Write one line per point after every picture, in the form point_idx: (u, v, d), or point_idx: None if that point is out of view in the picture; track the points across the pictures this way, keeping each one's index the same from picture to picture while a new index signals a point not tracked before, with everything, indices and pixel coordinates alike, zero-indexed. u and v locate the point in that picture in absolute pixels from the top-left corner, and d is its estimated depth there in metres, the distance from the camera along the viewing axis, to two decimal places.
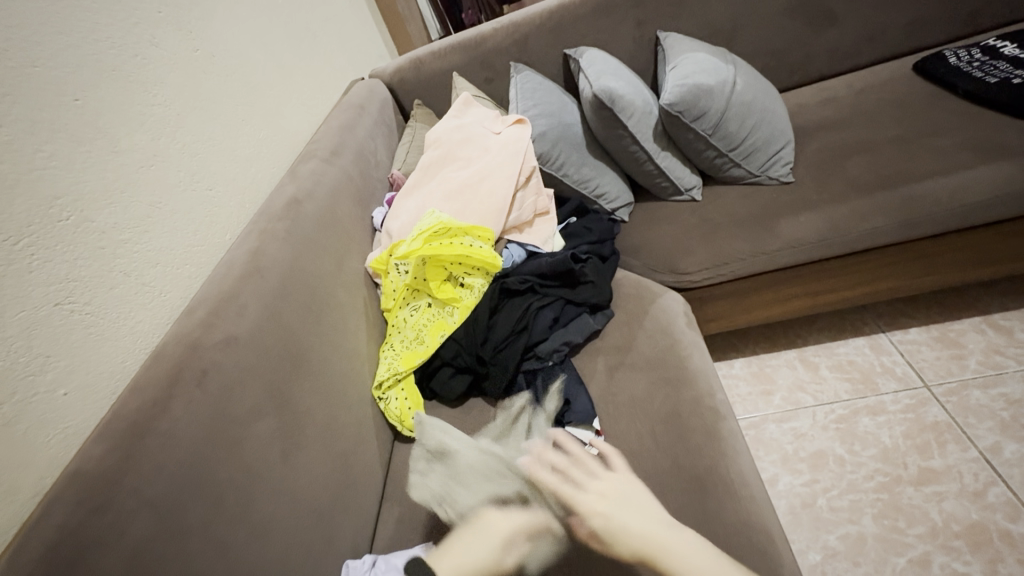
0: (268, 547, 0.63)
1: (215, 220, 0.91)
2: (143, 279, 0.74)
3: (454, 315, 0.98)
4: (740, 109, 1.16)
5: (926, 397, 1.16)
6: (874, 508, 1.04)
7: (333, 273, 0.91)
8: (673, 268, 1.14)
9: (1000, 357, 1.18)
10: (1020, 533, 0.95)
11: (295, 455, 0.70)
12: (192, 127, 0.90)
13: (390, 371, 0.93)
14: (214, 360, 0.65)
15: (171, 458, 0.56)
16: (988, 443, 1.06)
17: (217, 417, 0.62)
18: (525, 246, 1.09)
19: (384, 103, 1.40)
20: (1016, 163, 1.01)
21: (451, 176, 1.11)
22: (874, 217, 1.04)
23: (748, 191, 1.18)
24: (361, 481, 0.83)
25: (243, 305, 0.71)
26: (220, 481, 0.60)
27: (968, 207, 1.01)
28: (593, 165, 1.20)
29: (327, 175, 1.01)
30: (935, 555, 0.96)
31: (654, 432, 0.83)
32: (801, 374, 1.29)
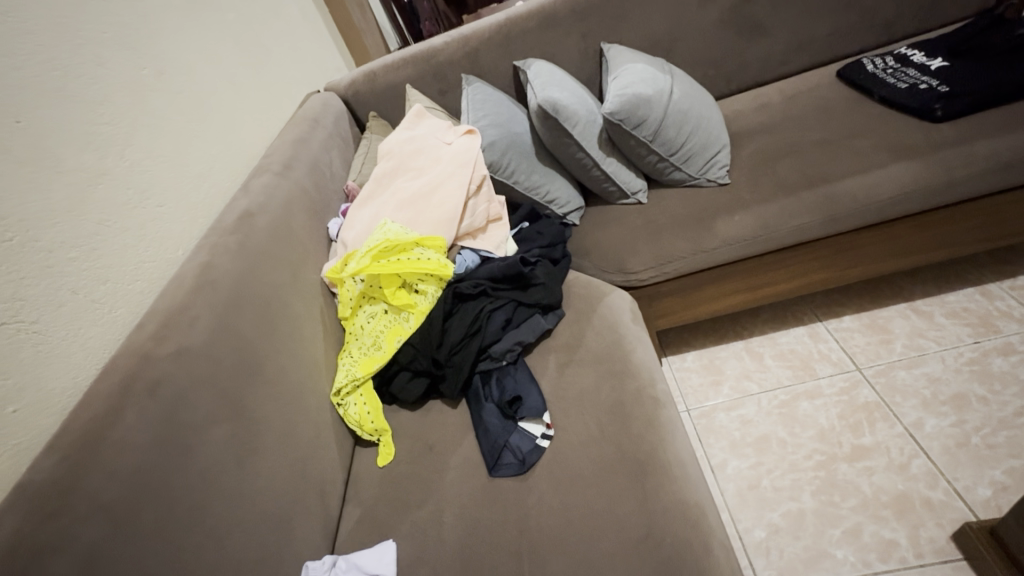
0: (223, 553, 0.65)
1: (167, 236, 0.92)
2: (93, 296, 0.75)
3: (410, 321, 1.01)
4: (677, 116, 1.24)
5: (857, 379, 1.25)
6: (813, 485, 1.12)
7: (289, 284, 0.93)
8: (621, 268, 1.20)
9: (922, 339, 1.28)
10: (939, 499, 1.03)
11: (251, 460, 0.72)
12: (142, 144, 0.92)
13: (348, 377, 0.95)
14: (167, 371, 0.67)
15: (125, 464, 0.59)
16: (911, 418, 1.15)
17: (169, 425, 0.64)
18: (478, 252, 1.13)
19: (338, 116, 1.42)
20: (921, 162, 1.10)
21: (405, 185, 1.15)
22: (800, 215, 1.13)
23: (688, 193, 1.26)
24: (320, 487, 0.85)
25: (196, 317, 0.73)
26: (175, 488, 0.62)
27: (882, 202, 1.10)
28: (543, 172, 1.25)
29: (280, 188, 1.03)
30: (865, 524, 1.04)
31: (600, 423, 0.88)
32: (747, 363, 1.37)
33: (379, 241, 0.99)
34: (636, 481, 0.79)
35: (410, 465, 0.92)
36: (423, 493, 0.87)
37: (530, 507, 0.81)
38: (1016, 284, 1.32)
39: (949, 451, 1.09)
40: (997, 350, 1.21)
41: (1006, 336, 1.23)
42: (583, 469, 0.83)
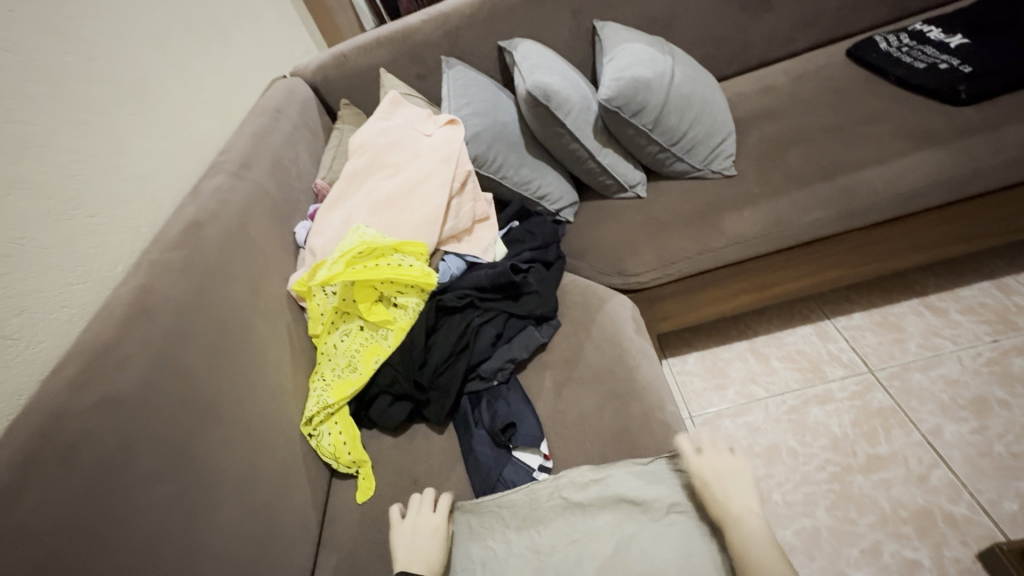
0: None
1: (102, 252, 0.79)
2: (5, 332, 0.63)
3: (388, 339, 0.90)
4: (679, 102, 1.13)
5: (870, 382, 1.18)
6: (827, 499, 1.04)
7: (248, 304, 0.81)
8: (621, 270, 1.10)
9: (937, 338, 1.20)
10: (962, 514, 0.97)
11: (203, 521, 0.63)
12: (66, 145, 0.78)
13: (319, 405, 0.85)
14: (87, 429, 0.56)
15: (29, 554, 0.49)
16: (930, 425, 1.08)
17: (89, 498, 0.54)
18: (464, 257, 1.02)
19: (306, 104, 1.28)
20: (945, 150, 1.01)
21: (380, 184, 1.03)
22: (815, 209, 1.04)
23: (691, 186, 1.15)
24: (291, 535, 0.75)
25: (127, 356, 0.62)
26: (100, 571, 0.52)
27: (903, 196, 1.01)
28: (533, 165, 1.14)
29: (236, 191, 0.90)
30: (885, 543, 0.97)
31: (604, 453, 0.79)
32: (752, 366, 1.29)
33: (352, 244, 0.87)
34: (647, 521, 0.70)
35: (393, 502, 0.83)
36: None
37: None
38: None
39: (970, 460, 1.02)
40: (1017, 350, 1.14)
41: None
42: None
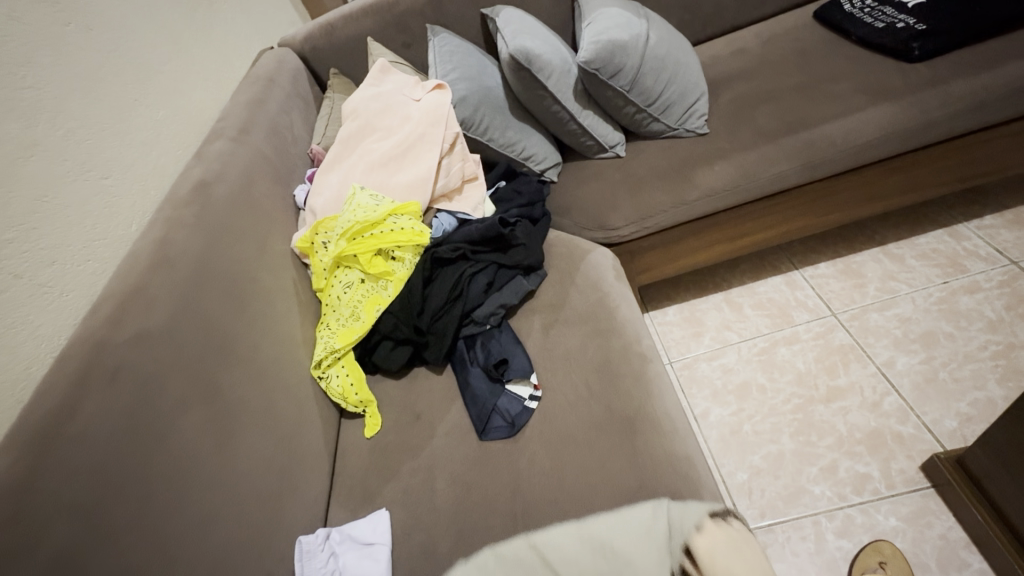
0: (209, 536, 0.64)
1: (116, 212, 0.85)
2: (39, 280, 0.70)
3: (388, 289, 0.98)
4: (654, 63, 1.19)
5: (833, 324, 1.28)
6: (792, 427, 1.15)
7: (256, 257, 0.88)
8: (602, 225, 1.18)
9: (894, 282, 1.31)
10: (909, 433, 1.08)
11: (232, 443, 0.71)
12: (75, 111, 0.83)
13: (327, 350, 0.93)
14: (127, 357, 0.63)
15: (89, 457, 0.55)
16: (884, 358, 1.19)
17: (136, 414, 0.61)
18: (455, 214, 1.09)
19: (296, 74, 1.32)
20: (898, 104, 1.10)
21: (373, 147, 1.09)
22: (780, 162, 1.12)
23: (667, 144, 1.23)
24: (307, 462, 0.83)
25: (155, 297, 0.69)
26: (149, 477, 0.60)
27: (859, 147, 1.10)
28: (517, 127, 1.20)
29: (237, 154, 0.96)
30: (841, 461, 1.08)
31: (588, 382, 0.88)
32: (727, 314, 1.38)
33: (350, 222, 0.95)
34: (625, 436, 0.80)
35: (398, 433, 0.91)
36: (413, 461, 0.87)
37: (521, 468, 0.81)
38: (982, 225, 1.35)
39: (918, 387, 1.14)
40: (964, 289, 1.25)
41: (972, 276, 1.27)
42: (573, 426, 0.83)
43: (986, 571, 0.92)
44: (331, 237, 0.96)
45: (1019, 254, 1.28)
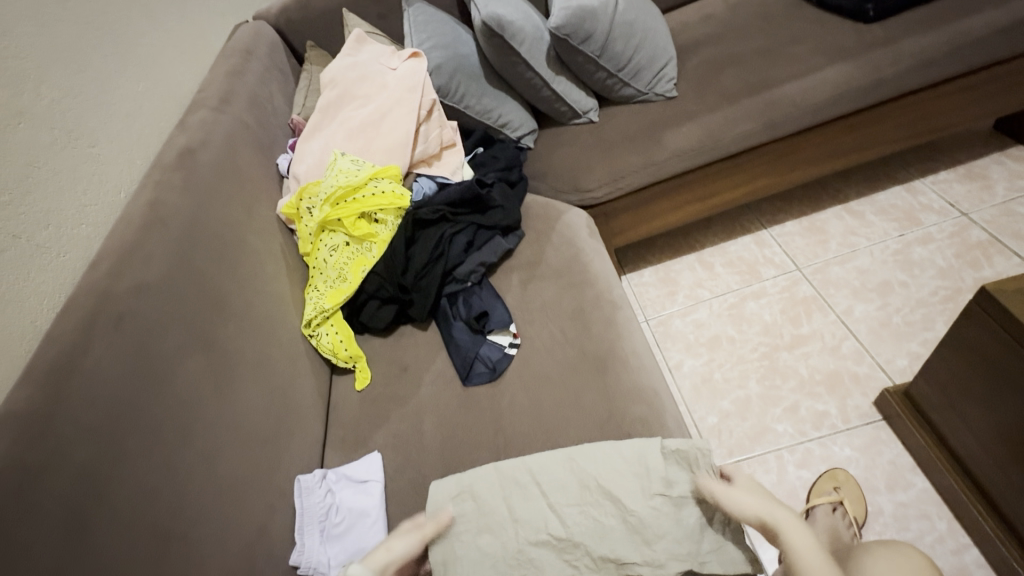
0: (215, 468, 0.69)
1: (104, 179, 0.88)
2: (37, 241, 0.73)
3: (373, 251, 1.01)
4: (624, 29, 1.23)
5: (797, 277, 1.36)
6: (758, 374, 1.23)
7: (243, 220, 0.92)
8: (577, 187, 1.23)
9: (854, 236, 1.38)
10: (864, 373, 1.17)
11: (231, 388, 0.75)
12: (58, 81, 0.85)
13: (317, 309, 0.97)
14: (129, 305, 0.67)
15: (101, 391, 0.60)
16: (843, 307, 1.27)
17: (141, 356, 0.65)
18: (435, 179, 1.13)
19: (273, 47, 1.33)
20: (853, 63, 1.16)
21: (353, 115, 1.12)
22: (743, 122, 1.17)
23: (638, 108, 1.27)
24: (302, 411, 0.89)
25: (150, 252, 0.73)
26: (158, 412, 0.65)
27: (817, 104, 1.16)
28: (493, 95, 1.23)
29: (219, 123, 0.98)
30: (802, 401, 1.16)
31: (564, 329, 0.94)
32: (699, 273, 1.45)
33: (333, 186, 0.99)
34: (598, 375, 0.87)
35: (387, 385, 0.97)
36: (402, 408, 0.93)
37: (503, 409, 0.88)
38: (937, 180, 1.43)
39: (874, 331, 1.22)
40: (918, 240, 1.33)
41: (926, 228, 1.35)
42: (550, 370, 0.90)
43: (929, 490, 1.01)
44: (315, 201, 1.00)
45: (969, 206, 1.36)
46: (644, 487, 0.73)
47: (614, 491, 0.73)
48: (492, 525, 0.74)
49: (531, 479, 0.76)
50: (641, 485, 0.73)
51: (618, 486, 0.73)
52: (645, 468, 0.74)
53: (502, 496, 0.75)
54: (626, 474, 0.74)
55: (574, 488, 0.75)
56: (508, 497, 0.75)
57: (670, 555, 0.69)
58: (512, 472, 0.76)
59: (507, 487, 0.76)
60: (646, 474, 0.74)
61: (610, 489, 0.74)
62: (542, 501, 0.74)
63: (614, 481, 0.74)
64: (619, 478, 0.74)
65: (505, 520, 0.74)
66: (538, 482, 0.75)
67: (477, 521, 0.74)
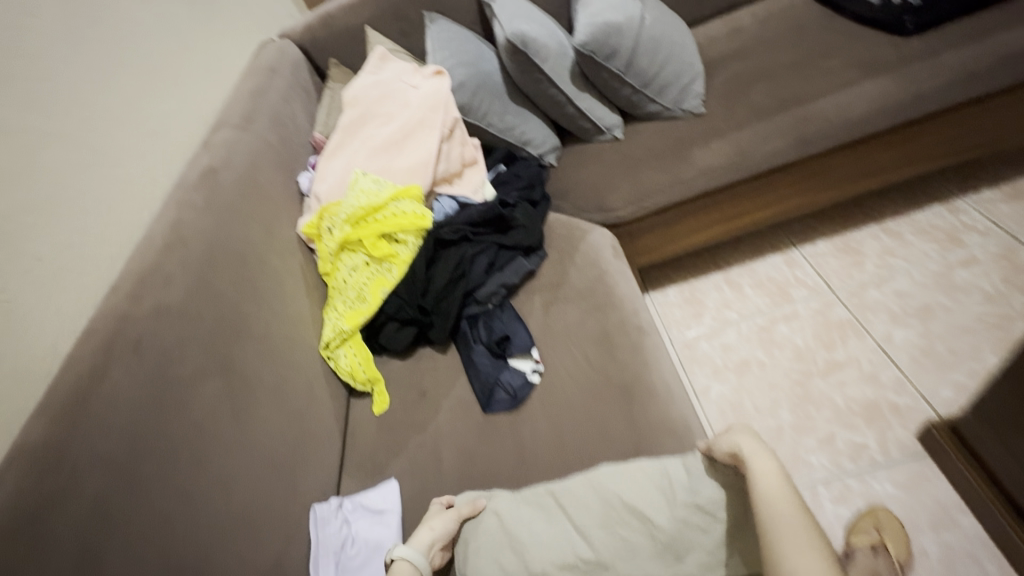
0: (231, 496, 0.67)
1: (129, 199, 0.88)
2: (60, 263, 0.73)
3: (392, 271, 0.99)
4: (650, 44, 1.20)
5: (831, 300, 1.30)
6: (791, 401, 1.17)
7: (263, 240, 0.91)
8: (601, 206, 1.20)
9: (891, 258, 1.32)
10: (905, 403, 1.10)
11: (249, 412, 0.74)
12: (86, 101, 0.86)
13: (335, 331, 0.96)
14: (148, 328, 0.65)
15: (117, 419, 0.58)
16: (881, 332, 1.21)
17: (158, 380, 0.64)
18: (456, 198, 1.11)
19: (297, 65, 1.34)
20: (891, 78, 1.11)
21: (375, 133, 1.11)
22: (775, 139, 1.13)
23: (664, 125, 1.24)
24: (319, 436, 0.87)
25: (170, 274, 0.72)
26: (174, 439, 0.63)
27: (854, 121, 1.12)
28: (516, 112, 1.22)
29: (242, 142, 0.98)
30: (839, 432, 1.10)
31: (588, 356, 0.90)
32: (726, 293, 1.40)
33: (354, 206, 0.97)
34: (625, 406, 0.83)
35: (405, 410, 0.94)
36: (420, 434, 0.90)
37: (525, 439, 0.84)
38: (980, 199, 1.36)
39: (915, 359, 1.15)
40: (962, 263, 1.27)
41: (970, 249, 1.28)
42: (574, 399, 0.86)
43: (980, 533, 0.94)
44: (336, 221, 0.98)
45: (1016, 227, 1.29)
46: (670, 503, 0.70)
47: (639, 511, 0.70)
48: (513, 546, 0.71)
49: (553, 503, 0.73)
50: (668, 502, 0.70)
51: (643, 504, 0.70)
52: (670, 483, 0.71)
53: (523, 518, 0.73)
54: (652, 492, 0.70)
55: (597, 510, 0.71)
56: (529, 518, 0.72)
57: (700, 567, 0.67)
58: (536, 497, 0.74)
59: (528, 511, 0.73)
60: (672, 492, 0.70)
61: (638, 508, 0.70)
62: (566, 525, 0.71)
63: (640, 498, 0.70)
64: (644, 495, 0.70)
65: (527, 542, 0.71)
66: (560, 504, 0.73)
67: (497, 546, 0.71)
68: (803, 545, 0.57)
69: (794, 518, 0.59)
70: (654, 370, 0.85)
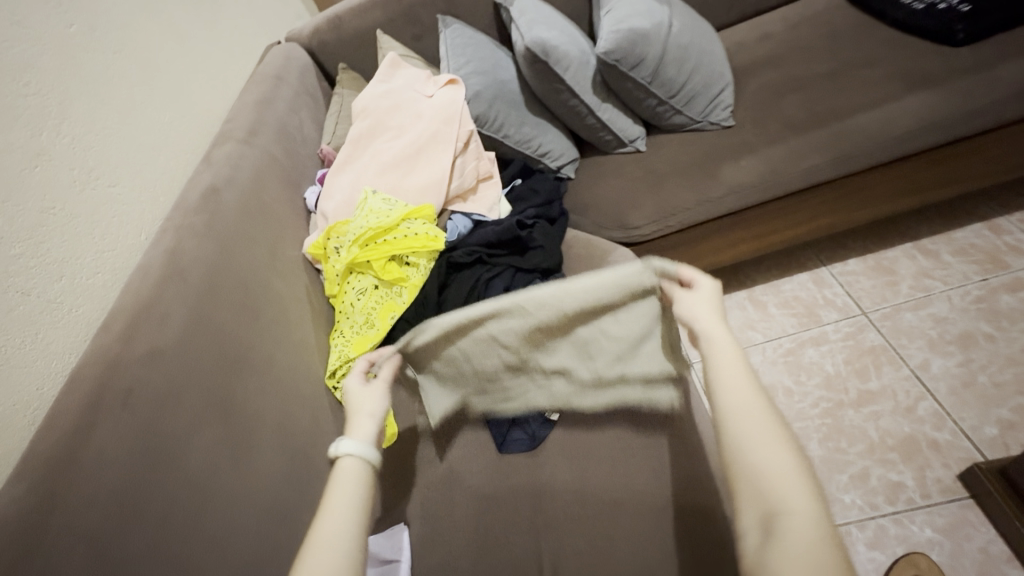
0: (230, 556, 0.62)
1: (124, 221, 0.83)
2: (49, 297, 0.68)
3: (403, 296, 0.94)
4: (677, 52, 1.13)
5: (863, 323, 1.23)
6: (820, 432, 1.11)
7: (267, 265, 0.85)
8: (622, 223, 1.13)
9: (928, 279, 1.25)
10: (945, 440, 1.04)
11: (249, 458, 0.69)
12: (81, 117, 0.81)
13: (342, 359, 0.90)
14: (139, 376, 0.60)
15: (103, 484, 0.54)
16: (918, 360, 1.14)
17: (151, 434, 0.59)
18: (470, 216, 1.05)
19: (304, 71, 1.28)
20: (938, 92, 1.04)
21: (385, 146, 1.05)
22: (811, 156, 1.06)
23: (690, 138, 1.17)
24: (324, 475, 0.82)
25: (167, 311, 0.67)
26: (167, 500, 0.58)
27: (898, 137, 1.04)
28: (533, 123, 1.15)
29: (247, 157, 0.93)
30: (872, 468, 1.04)
31: None
32: (750, 313, 1.33)
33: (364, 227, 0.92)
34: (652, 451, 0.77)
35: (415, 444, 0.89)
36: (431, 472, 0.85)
37: (543, 482, 0.79)
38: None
39: (955, 391, 1.09)
40: (1005, 287, 1.19)
41: (1013, 272, 1.21)
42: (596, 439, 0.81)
43: None
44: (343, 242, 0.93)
45: None
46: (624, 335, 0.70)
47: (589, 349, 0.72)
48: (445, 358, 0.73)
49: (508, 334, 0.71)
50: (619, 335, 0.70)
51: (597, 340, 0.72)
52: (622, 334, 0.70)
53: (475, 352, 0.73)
54: (601, 345, 0.70)
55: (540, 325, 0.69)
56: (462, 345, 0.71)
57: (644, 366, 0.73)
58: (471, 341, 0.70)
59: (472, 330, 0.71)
60: (613, 319, 0.69)
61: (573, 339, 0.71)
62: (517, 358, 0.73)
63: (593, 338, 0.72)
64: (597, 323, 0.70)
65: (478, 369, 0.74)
66: (493, 333, 0.69)
67: (454, 372, 0.75)
68: (771, 444, 0.47)
69: (754, 413, 0.49)
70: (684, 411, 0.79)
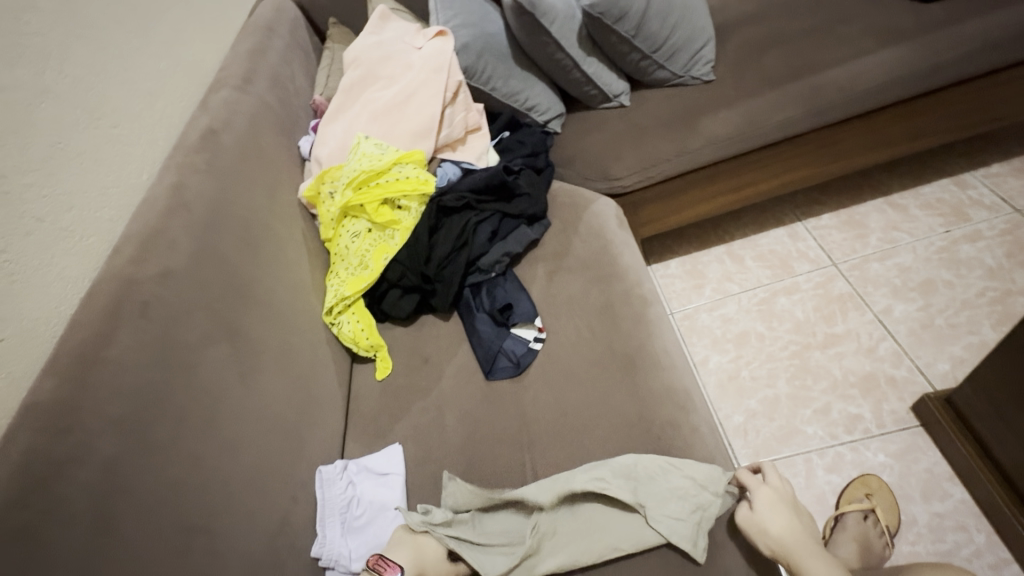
0: (239, 457, 0.69)
1: (127, 162, 0.86)
2: (61, 225, 0.72)
3: (395, 238, 0.99)
4: (661, 7, 1.16)
5: (833, 274, 1.30)
6: (788, 372, 1.18)
7: (265, 205, 0.90)
8: (605, 174, 1.18)
9: (896, 231, 1.32)
10: (902, 376, 1.12)
11: (255, 375, 0.75)
12: (80, 58, 0.83)
13: (338, 297, 0.95)
14: (153, 292, 0.65)
15: (125, 382, 0.59)
16: (882, 306, 1.22)
17: (164, 346, 0.64)
18: (459, 164, 1.10)
19: (294, 24, 1.29)
20: (907, 46, 1.09)
21: (376, 96, 1.09)
22: (785, 108, 1.11)
23: (672, 92, 1.21)
24: (323, 401, 0.88)
25: (174, 238, 0.71)
26: (182, 402, 0.64)
27: (868, 90, 1.10)
28: (520, 76, 1.18)
29: (243, 103, 0.96)
30: (834, 403, 1.12)
31: (591, 325, 0.91)
32: (728, 266, 1.39)
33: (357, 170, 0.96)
34: (627, 374, 0.84)
35: (408, 375, 0.95)
36: (423, 399, 0.91)
37: (526, 405, 0.86)
38: (989, 173, 1.35)
39: (914, 332, 1.16)
40: (966, 238, 1.26)
41: (975, 224, 1.28)
42: (576, 366, 0.87)
43: (967, 501, 0.97)
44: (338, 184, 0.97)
45: None
46: (674, 501, 0.69)
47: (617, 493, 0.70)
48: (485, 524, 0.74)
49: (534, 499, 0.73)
50: (677, 492, 0.70)
51: (650, 499, 0.70)
52: (676, 488, 0.71)
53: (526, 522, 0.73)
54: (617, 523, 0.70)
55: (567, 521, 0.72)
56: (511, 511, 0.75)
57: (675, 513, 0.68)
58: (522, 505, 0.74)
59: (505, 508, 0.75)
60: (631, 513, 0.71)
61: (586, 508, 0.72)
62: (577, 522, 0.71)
63: (648, 494, 0.70)
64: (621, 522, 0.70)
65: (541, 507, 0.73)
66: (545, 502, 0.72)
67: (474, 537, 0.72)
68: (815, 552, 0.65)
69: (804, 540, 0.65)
70: (655, 337, 0.87)
